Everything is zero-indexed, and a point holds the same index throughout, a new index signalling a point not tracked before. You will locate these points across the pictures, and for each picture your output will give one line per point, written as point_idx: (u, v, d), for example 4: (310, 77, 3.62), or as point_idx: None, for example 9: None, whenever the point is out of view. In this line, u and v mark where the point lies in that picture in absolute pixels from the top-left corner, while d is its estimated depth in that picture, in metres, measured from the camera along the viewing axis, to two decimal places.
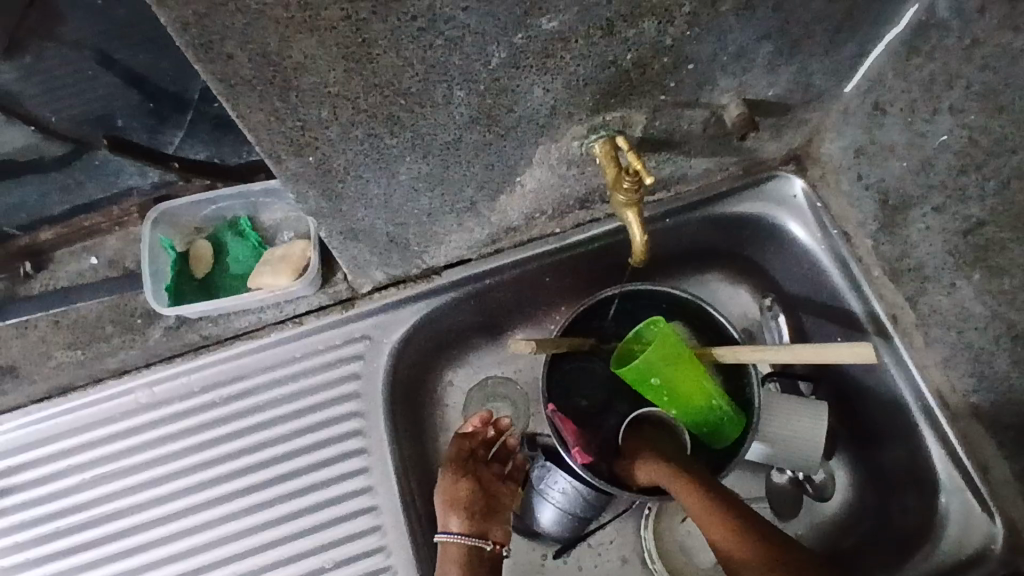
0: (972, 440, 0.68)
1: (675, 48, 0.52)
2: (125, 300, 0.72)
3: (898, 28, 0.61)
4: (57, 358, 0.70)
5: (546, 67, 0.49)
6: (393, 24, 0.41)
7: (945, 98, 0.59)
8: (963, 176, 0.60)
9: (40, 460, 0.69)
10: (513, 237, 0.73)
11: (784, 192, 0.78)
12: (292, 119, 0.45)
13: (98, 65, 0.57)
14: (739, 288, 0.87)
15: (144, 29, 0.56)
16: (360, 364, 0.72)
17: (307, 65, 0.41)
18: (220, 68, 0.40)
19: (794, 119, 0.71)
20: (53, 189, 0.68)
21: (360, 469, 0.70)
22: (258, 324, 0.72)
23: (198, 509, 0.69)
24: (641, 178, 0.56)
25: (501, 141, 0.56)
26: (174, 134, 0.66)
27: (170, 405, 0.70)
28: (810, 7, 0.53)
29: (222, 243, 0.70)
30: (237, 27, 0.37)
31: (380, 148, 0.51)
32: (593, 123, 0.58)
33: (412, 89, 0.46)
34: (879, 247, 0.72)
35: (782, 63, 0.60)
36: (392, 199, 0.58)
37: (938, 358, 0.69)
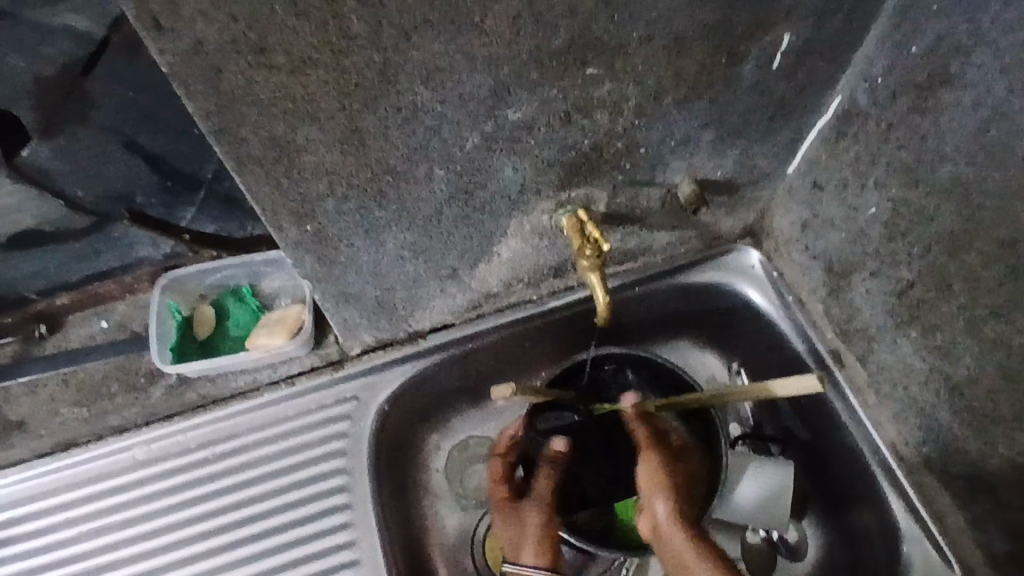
0: (928, 491, 0.72)
1: (627, 134, 0.60)
2: (130, 361, 0.77)
3: (826, 116, 0.69)
4: (63, 415, 0.75)
5: (515, 150, 0.57)
6: (382, 115, 0.48)
7: (870, 176, 0.66)
8: (892, 245, 0.66)
9: (37, 514, 0.72)
10: (493, 303, 0.79)
11: (743, 263, 0.85)
12: (294, 193, 0.52)
13: (123, 149, 0.65)
14: (708, 352, 0.90)
15: (166, 119, 0.64)
16: (347, 423, 0.76)
17: (308, 147, 0.48)
18: (234, 149, 0.47)
19: (745, 197, 0.79)
20: (73, 258, 0.76)
21: (344, 524, 0.73)
22: (252, 383, 0.77)
23: (186, 563, 0.71)
24: (600, 245, 0.65)
25: (477, 214, 0.63)
26: (186, 210, 0.73)
27: (166, 461, 0.74)
28: (743, 100, 0.62)
29: (223, 308, 0.76)
30: (250, 116, 0.45)
31: (369, 218, 0.58)
32: (560, 199, 0.65)
33: (398, 167, 0.54)
34: (831, 311, 0.78)
35: (726, 148, 0.68)
36: (381, 265, 0.65)
37: (890, 414, 0.74)
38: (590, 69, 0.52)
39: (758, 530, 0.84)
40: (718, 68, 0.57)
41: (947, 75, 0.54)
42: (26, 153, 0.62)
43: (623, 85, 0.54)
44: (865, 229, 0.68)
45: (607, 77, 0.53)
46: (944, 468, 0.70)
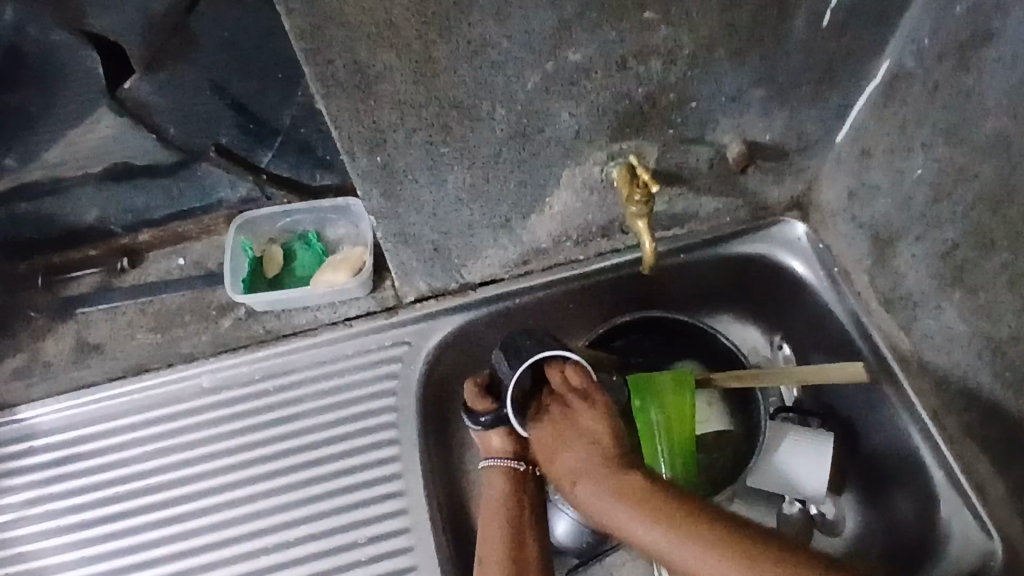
0: (968, 459, 0.72)
1: (679, 86, 0.64)
2: (203, 295, 0.83)
3: (875, 81, 0.71)
4: (139, 339, 0.81)
5: (572, 94, 0.61)
6: (453, 47, 0.54)
7: (917, 137, 0.68)
8: (936, 205, 0.68)
9: (111, 430, 0.78)
10: (542, 260, 0.82)
11: (789, 235, 0.86)
12: (369, 121, 0.57)
13: (214, 90, 0.72)
14: (748, 326, 0.91)
15: (254, 63, 0.71)
16: (398, 366, 0.80)
17: (385, 74, 0.54)
18: (321, 71, 0.52)
19: (792, 165, 0.80)
20: (159, 194, 0.83)
21: (390, 459, 0.76)
22: (314, 322, 0.82)
23: (242, 484, 0.76)
24: (649, 189, 0.68)
25: (533, 160, 0.67)
26: (265, 153, 0.80)
27: (230, 391, 0.80)
28: (791, 58, 0.65)
29: (291, 250, 0.82)
30: (339, 38, 0.50)
31: (434, 154, 0.63)
32: (612, 151, 0.68)
33: (464, 103, 0.58)
34: (875, 280, 0.79)
35: (775, 108, 0.71)
36: (440, 206, 0.69)
37: (932, 382, 0.74)
38: (645, 14, 0.56)
39: (795, 501, 0.82)
40: (767, 23, 0.61)
41: (990, 31, 0.58)
42: (128, 86, 0.70)
43: (677, 32, 0.58)
44: (911, 192, 0.70)
45: (662, 22, 0.57)
46: (986, 434, 0.70)
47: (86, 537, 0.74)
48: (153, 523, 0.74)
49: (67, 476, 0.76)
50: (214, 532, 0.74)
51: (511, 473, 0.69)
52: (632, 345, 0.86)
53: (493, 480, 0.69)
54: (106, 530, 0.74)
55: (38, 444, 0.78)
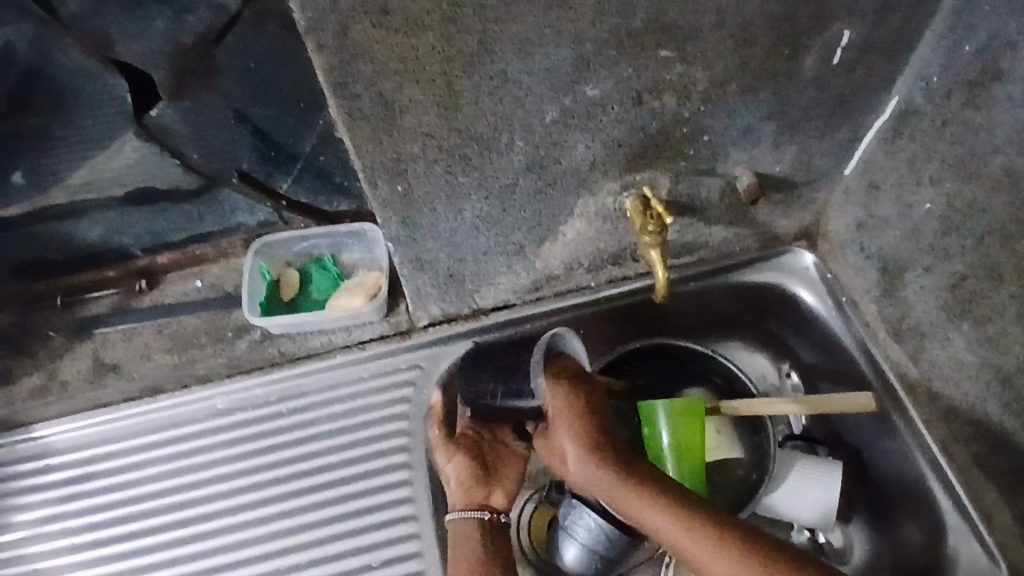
0: (976, 489, 0.72)
1: (693, 120, 0.65)
2: (220, 317, 0.85)
3: (884, 117, 0.73)
4: (155, 360, 0.82)
5: (588, 127, 0.62)
6: (476, 82, 0.55)
7: (925, 171, 0.69)
8: (945, 239, 0.69)
9: (125, 451, 0.79)
10: (554, 286, 0.83)
11: (796, 264, 0.87)
12: (391, 152, 0.59)
13: (237, 117, 0.74)
14: (757, 354, 0.91)
15: (277, 92, 0.73)
16: (410, 389, 0.81)
17: (409, 108, 0.56)
18: (348, 104, 0.54)
19: (801, 197, 0.82)
20: (181, 218, 0.85)
21: (402, 482, 0.77)
22: (329, 344, 0.83)
23: (255, 506, 0.76)
24: (663, 221, 0.69)
25: (548, 190, 0.68)
26: (284, 179, 0.81)
27: (244, 412, 0.80)
28: (802, 95, 0.67)
29: (307, 274, 0.84)
30: (366, 73, 0.52)
31: (452, 184, 0.64)
32: (625, 182, 0.70)
33: (483, 135, 0.60)
34: (883, 310, 0.80)
35: (785, 142, 0.72)
36: (457, 234, 0.71)
37: (940, 413, 0.75)
38: (662, 51, 0.58)
39: (804, 530, 0.83)
40: (779, 61, 0.62)
41: (998, 71, 0.59)
42: (155, 113, 0.72)
43: (692, 69, 0.60)
44: (920, 225, 0.71)
45: (678, 59, 0.59)
46: (995, 465, 0.70)
47: (98, 557, 0.74)
48: (165, 544, 0.75)
49: (80, 496, 0.77)
50: (225, 553, 0.74)
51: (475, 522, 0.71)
52: (642, 372, 0.86)
53: (459, 528, 0.71)
54: (119, 551, 0.74)
55: (52, 463, 0.78)
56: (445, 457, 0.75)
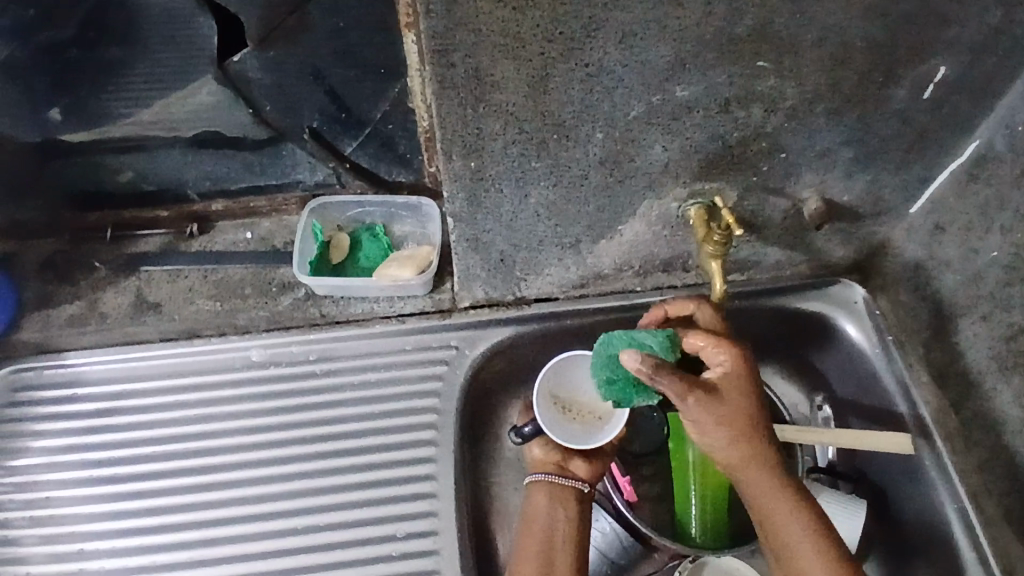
0: (1003, 543, 0.71)
1: (774, 135, 0.65)
2: (267, 271, 0.84)
3: (960, 159, 0.72)
4: (198, 304, 0.82)
5: (671, 127, 0.62)
6: (570, 67, 0.55)
7: (997, 220, 0.70)
8: (1009, 288, 0.70)
9: (157, 391, 0.79)
10: (600, 285, 0.82)
11: (845, 297, 0.84)
12: (473, 127, 0.59)
13: (315, 76, 0.74)
14: (790, 384, 0.89)
15: (357, 54, 0.73)
16: (445, 368, 0.81)
17: (500, 84, 0.55)
18: (442, 72, 0.54)
19: (862, 230, 0.80)
20: (238, 169, 0.85)
21: (427, 458, 0.77)
22: (369, 313, 0.83)
23: (277, 462, 0.76)
24: (731, 232, 0.68)
25: (617, 186, 0.68)
26: (349, 143, 0.81)
27: (277, 368, 0.81)
28: (887, 125, 0.66)
29: (358, 240, 0.83)
30: (468, 43, 0.52)
31: (526, 167, 0.64)
32: (693, 188, 0.69)
33: (566, 122, 0.60)
34: (930, 353, 0.78)
35: (860, 171, 0.71)
36: (518, 218, 0.70)
37: (976, 463, 0.74)
38: (760, 62, 0.57)
39: None
40: (872, 87, 0.62)
41: None
42: (238, 58, 0.72)
43: (785, 84, 0.60)
44: (982, 272, 0.72)
45: (772, 72, 0.58)
46: None
47: (116, 491, 0.75)
48: (183, 487, 0.75)
49: (104, 429, 0.78)
50: (243, 504, 0.75)
51: (555, 488, 0.71)
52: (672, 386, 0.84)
53: (535, 497, 0.71)
54: (139, 488, 0.75)
55: (82, 393, 0.79)
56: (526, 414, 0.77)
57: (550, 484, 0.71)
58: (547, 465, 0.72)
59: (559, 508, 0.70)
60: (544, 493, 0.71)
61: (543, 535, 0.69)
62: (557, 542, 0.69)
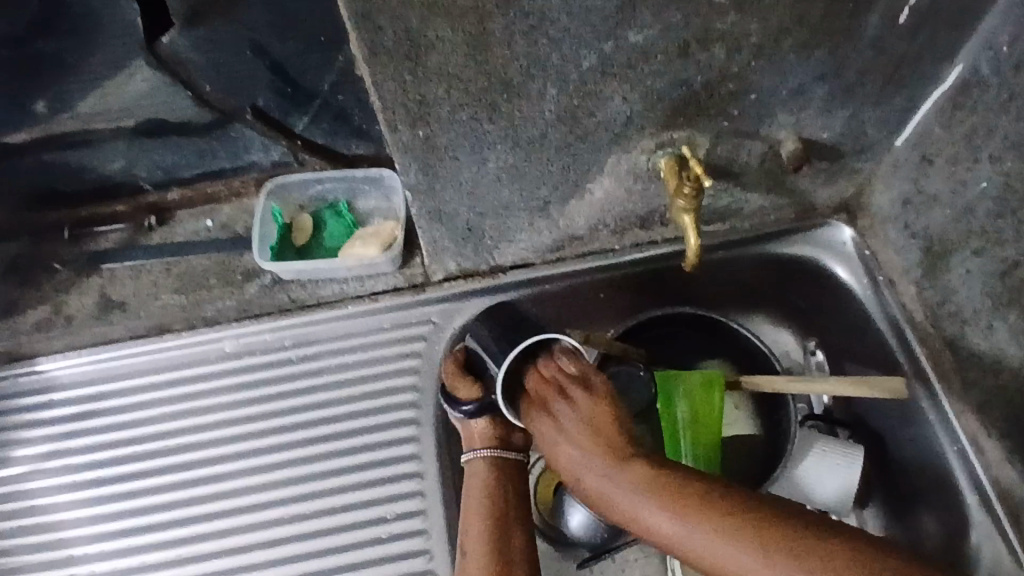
0: (1002, 484, 0.69)
1: (740, 76, 0.60)
2: (230, 259, 0.82)
3: (945, 85, 0.68)
4: (163, 299, 0.80)
5: (627, 77, 0.58)
6: (509, 20, 0.51)
7: (985, 147, 0.66)
8: (1001, 220, 0.65)
9: (130, 391, 0.78)
10: (576, 247, 0.79)
11: (833, 239, 0.82)
12: (415, 93, 0.55)
13: (253, 51, 0.70)
14: (781, 330, 0.87)
15: (295, 23, 0.68)
16: (422, 344, 0.79)
17: (436, 45, 0.51)
18: (371, 37, 0.50)
19: (846, 168, 0.76)
20: (191, 154, 0.81)
21: (410, 438, 0.75)
22: (340, 294, 0.80)
23: (258, 452, 0.75)
24: (701, 183, 0.64)
25: (579, 144, 0.64)
26: (301, 118, 0.78)
27: (252, 357, 0.79)
28: (862, 54, 0.62)
29: (320, 220, 0.81)
30: (393, 4, 0.48)
31: (478, 132, 0.60)
32: (661, 140, 0.65)
33: (514, 80, 0.56)
34: (922, 293, 0.75)
35: (837, 107, 0.67)
36: (479, 186, 0.67)
37: (973, 404, 0.71)
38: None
39: (815, 513, 0.78)
40: (842, 16, 0.57)
41: None
42: (168, 40, 0.69)
43: (746, 20, 0.55)
44: (973, 206, 0.68)
45: (731, 8, 0.54)
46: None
47: (101, 494, 0.74)
48: (166, 485, 0.74)
49: (83, 432, 0.76)
50: (227, 499, 0.74)
51: (500, 463, 0.67)
52: (661, 342, 0.82)
53: (475, 472, 0.67)
54: (121, 489, 0.74)
55: (57, 398, 0.78)
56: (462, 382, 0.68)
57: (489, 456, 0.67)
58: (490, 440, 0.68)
59: (502, 480, 0.66)
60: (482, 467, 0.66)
61: (490, 511, 0.64)
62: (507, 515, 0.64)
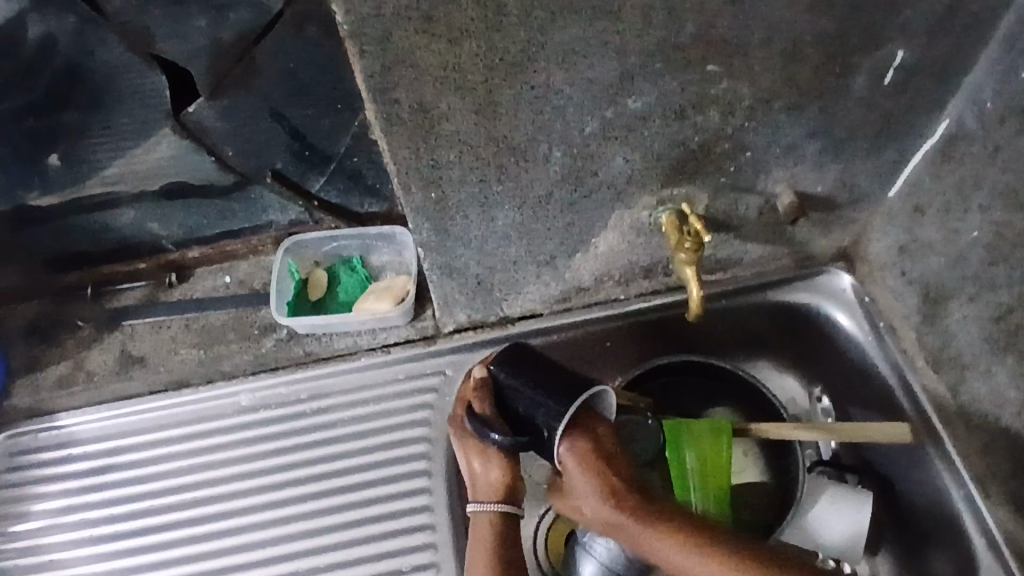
0: (1012, 528, 0.69)
1: (735, 136, 0.64)
2: (247, 314, 0.85)
3: (932, 139, 0.71)
4: (183, 353, 0.82)
5: (628, 139, 0.61)
6: (516, 92, 0.55)
7: (975, 198, 0.67)
8: (993, 267, 0.67)
9: (149, 444, 0.80)
10: (582, 298, 0.81)
11: (832, 285, 0.84)
12: (428, 158, 0.58)
13: (272, 118, 0.74)
14: (788, 375, 0.87)
15: (312, 92, 0.73)
16: (433, 395, 0.80)
17: (448, 115, 0.55)
18: (387, 110, 0.54)
19: (842, 218, 0.79)
20: (211, 215, 0.85)
21: (422, 489, 0.76)
22: (353, 347, 0.83)
23: (273, 505, 0.76)
24: (701, 239, 0.67)
25: (583, 202, 0.67)
26: (316, 180, 0.82)
27: (268, 410, 0.81)
28: (850, 113, 0.65)
29: (335, 275, 0.85)
30: (407, 80, 0.52)
31: (487, 193, 0.63)
32: (661, 196, 0.68)
33: (520, 144, 0.59)
34: (922, 338, 0.77)
35: (830, 161, 0.70)
36: (488, 242, 0.70)
37: (979, 446, 0.72)
38: (709, 66, 0.56)
39: None
40: (829, 78, 0.61)
41: None
42: (193, 110, 0.72)
43: (738, 85, 0.59)
44: (965, 253, 0.69)
45: (724, 75, 0.58)
46: None
47: (118, 548, 0.75)
48: (182, 539, 0.75)
49: (102, 486, 0.78)
50: (243, 552, 0.74)
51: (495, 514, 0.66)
52: (667, 391, 0.83)
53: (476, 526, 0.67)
54: (137, 543, 0.75)
55: (78, 452, 0.80)
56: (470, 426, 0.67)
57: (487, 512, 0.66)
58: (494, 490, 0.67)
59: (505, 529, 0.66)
60: (489, 520, 0.66)
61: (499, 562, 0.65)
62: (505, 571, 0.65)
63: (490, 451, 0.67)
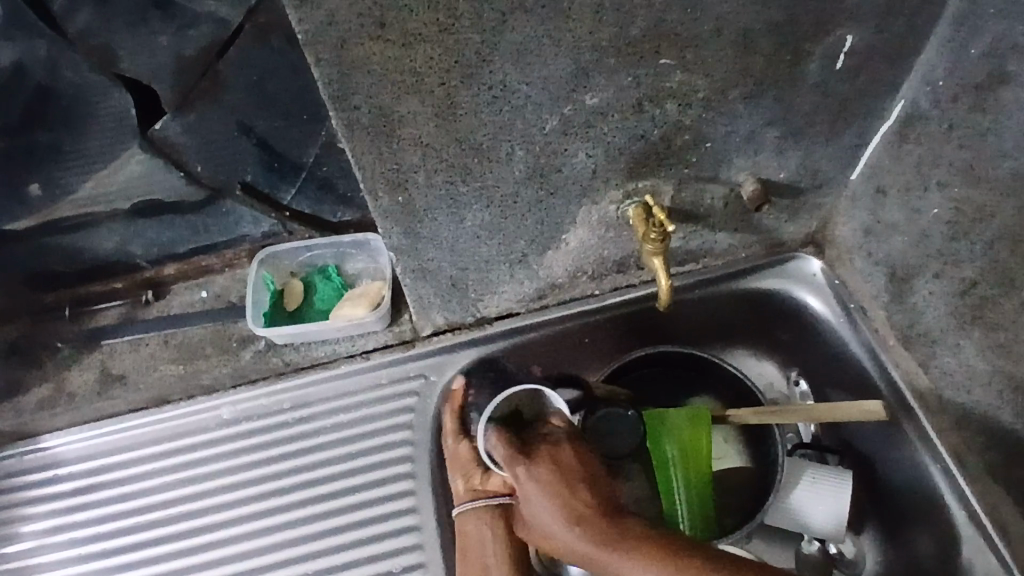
0: (988, 497, 0.70)
1: (694, 127, 0.65)
2: (226, 327, 0.86)
3: (889, 121, 0.72)
4: (162, 369, 0.84)
5: (589, 135, 0.62)
6: (474, 92, 0.55)
7: (933, 176, 0.68)
8: (955, 242, 0.67)
9: (132, 462, 0.79)
10: (558, 295, 0.82)
11: (803, 270, 0.85)
12: (392, 162, 0.59)
13: (240, 132, 0.76)
14: (764, 361, 0.89)
15: (279, 103, 0.74)
16: (415, 399, 0.81)
17: (409, 118, 0.56)
18: (348, 116, 0.55)
19: (807, 203, 0.81)
20: (186, 230, 0.86)
21: (407, 491, 0.77)
22: (332, 355, 0.83)
23: (261, 515, 0.76)
24: (666, 229, 0.68)
25: (550, 199, 0.68)
26: (288, 191, 0.83)
27: (251, 421, 0.81)
28: (805, 100, 0.67)
29: (310, 283, 0.85)
30: (366, 85, 0.53)
31: (454, 194, 0.64)
32: (627, 190, 0.69)
33: (483, 144, 0.60)
34: (892, 317, 0.78)
35: (790, 148, 0.72)
36: (459, 243, 0.71)
37: (953, 420, 0.73)
38: (662, 59, 0.58)
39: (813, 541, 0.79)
40: (782, 66, 0.62)
41: (1004, 74, 0.58)
42: (160, 126, 0.73)
43: (693, 77, 0.60)
44: (927, 231, 0.70)
45: (678, 67, 0.59)
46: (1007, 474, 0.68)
47: (105, 567, 0.75)
48: (170, 554, 0.75)
49: (86, 506, 0.78)
50: (231, 563, 0.74)
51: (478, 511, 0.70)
52: (646, 382, 0.84)
53: (464, 527, 0.70)
54: (125, 560, 0.75)
55: (61, 473, 0.79)
56: (456, 440, 0.74)
57: (473, 508, 0.70)
58: (470, 489, 0.71)
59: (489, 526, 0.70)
60: (472, 517, 0.70)
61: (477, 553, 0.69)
62: (494, 562, 0.68)
63: (466, 452, 0.72)
